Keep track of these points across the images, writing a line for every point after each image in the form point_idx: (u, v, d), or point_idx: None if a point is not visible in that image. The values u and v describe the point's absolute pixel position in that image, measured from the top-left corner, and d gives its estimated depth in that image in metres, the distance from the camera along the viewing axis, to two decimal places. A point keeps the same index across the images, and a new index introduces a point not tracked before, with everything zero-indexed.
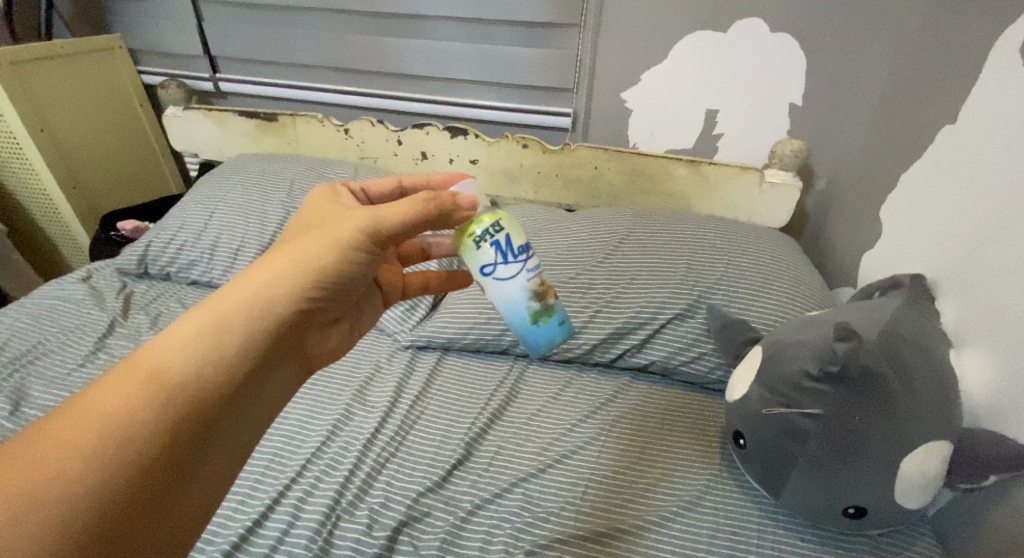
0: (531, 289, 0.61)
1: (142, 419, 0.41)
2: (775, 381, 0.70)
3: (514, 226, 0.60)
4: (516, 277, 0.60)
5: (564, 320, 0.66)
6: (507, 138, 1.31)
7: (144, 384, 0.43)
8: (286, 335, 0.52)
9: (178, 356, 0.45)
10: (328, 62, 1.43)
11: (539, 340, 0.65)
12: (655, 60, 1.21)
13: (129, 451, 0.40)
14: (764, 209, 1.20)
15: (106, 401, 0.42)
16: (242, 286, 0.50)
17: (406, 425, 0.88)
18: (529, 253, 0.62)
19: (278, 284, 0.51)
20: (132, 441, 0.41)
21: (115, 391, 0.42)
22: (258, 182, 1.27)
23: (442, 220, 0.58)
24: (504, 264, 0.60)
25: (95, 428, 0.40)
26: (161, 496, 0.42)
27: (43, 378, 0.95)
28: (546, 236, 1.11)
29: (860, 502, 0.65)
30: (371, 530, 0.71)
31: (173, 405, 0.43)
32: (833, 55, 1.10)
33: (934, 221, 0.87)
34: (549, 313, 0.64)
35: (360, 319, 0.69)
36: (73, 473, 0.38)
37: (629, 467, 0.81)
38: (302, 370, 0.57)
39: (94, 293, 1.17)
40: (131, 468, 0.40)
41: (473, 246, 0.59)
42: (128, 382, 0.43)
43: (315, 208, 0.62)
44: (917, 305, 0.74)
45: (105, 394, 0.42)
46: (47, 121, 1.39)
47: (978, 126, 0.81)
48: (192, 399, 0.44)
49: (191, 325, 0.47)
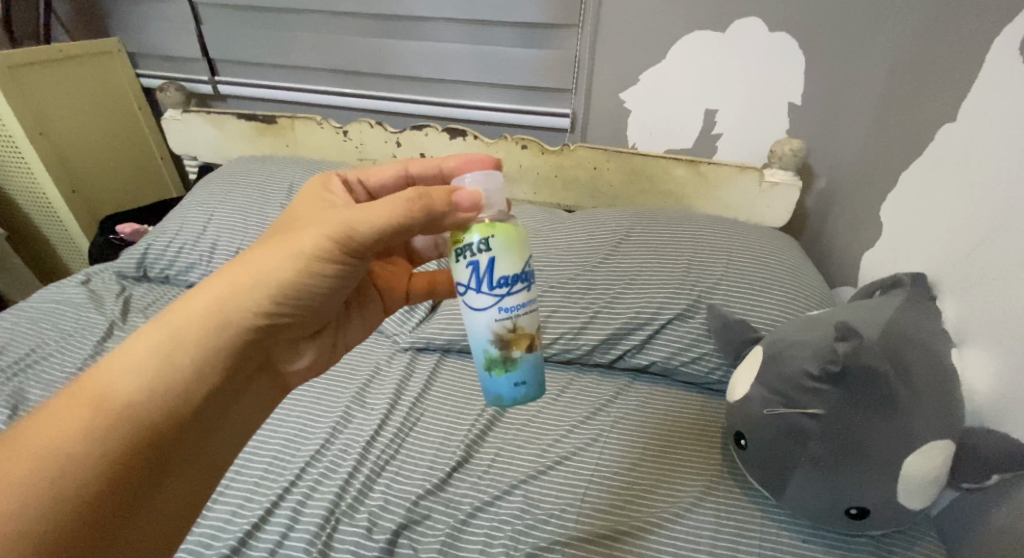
0: (496, 331, 0.52)
1: (97, 441, 0.43)
2: (776, 381, 0.70)
3: (505, 251, 0.50)
4: (484, 311, 0.52)
5: (534, 378, 0.55)
6: (506, 138, 1.31)
7: (100, 404, 0.44)
8: (251, 352, 0.52)
9: (136, 375, 0.46)
10: (326, 64, 1.43)
11: (490, 390, 0.55)
12: (654, 60, 1.21)
13: (84, 472, 0.42)
14: (765, 208, 1.19)
15: (71, 410, 0.43)
16: (204, 300, 0.50)
17: (404, 429, 0.87)
18: (513, 288, 0.51)
19: (240, 298, 0.50)
20: (91, 452, 0.42)
21: (73, 410, 0.43)
22: (257, 185, 1.27)
23: (435, 222, 0.52)
24: (476, 291, 0.51)
25: (49, 452, 0.41)
26: (121, 513, 0.44)
27: (42, 382, 0.95)
28: (545, 237, 1.11)
29: (863, 503, 0.64)
30: (371, 533, 0.70)
31: (129, 427, 0.44)
32: (831, 54, 1.10)
33: (935, 219, 0.87)
34: (513, 366, 0.54)
35: (348, 327, 0.68)
36: (27, 496, 0.39)
37: (629, 468, 0.81)
38: (270, 386, 0.58)
39: (93, 296, 1.17)
40: (86, 489, 0.42)
41: (455, 258, 0.52)
42: (85, 402, 0.44)
43: (294, 207, 0.60)
44: (919, 304, 0.74)
45: (64, 412, 0.43)
46: (46, 124, 1.39)
47: (978, 124, 0.81)
48: (148, 421, 0.45)
49: (155, 338, 0.48)
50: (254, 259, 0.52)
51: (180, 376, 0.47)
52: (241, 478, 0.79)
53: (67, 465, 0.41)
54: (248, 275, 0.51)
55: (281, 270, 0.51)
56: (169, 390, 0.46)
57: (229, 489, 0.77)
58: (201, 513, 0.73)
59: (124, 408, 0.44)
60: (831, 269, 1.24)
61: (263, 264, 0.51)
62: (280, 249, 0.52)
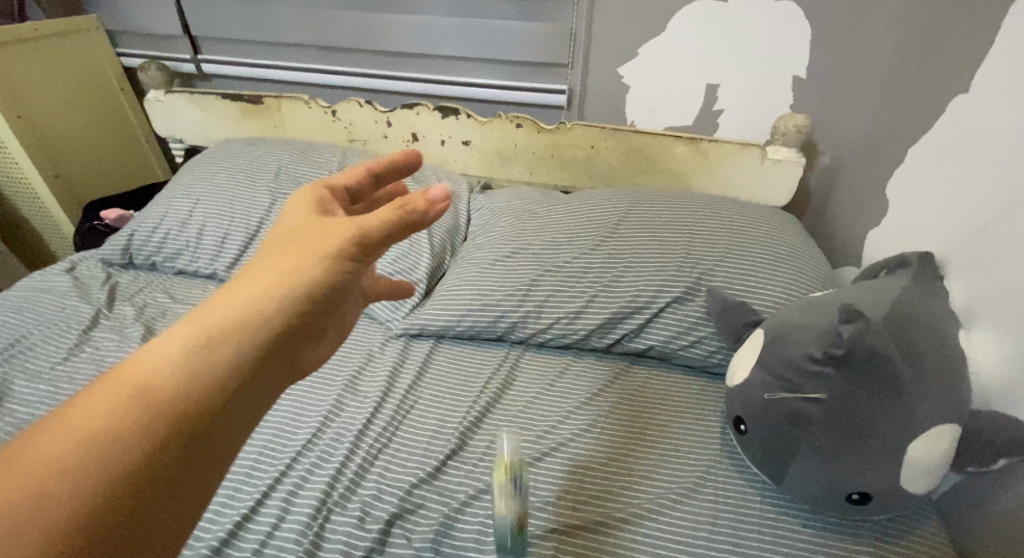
0: None
1: (110, 448, 0.30)
2: (778, 365, 0.68)
3: None
4: None
5: None
6: (500, 117, 1.26)
7: (127, 394, 0.32)
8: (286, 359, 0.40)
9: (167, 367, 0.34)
10: (313, 41, 1.38)
11: None
12: (653, 33, 1.16)
13: (90, 485, 0.29)
14: (767, 187, 1.16)
15: (83, 414, 0.31)
16: (238, 291, 0.39)
17: (399, 416, 0.86)
18: None
19: (270, 285, 0.39)
20: (111, 464, 0.30)
21: (92, 405, 0.32)
22: (245, 168, 1.24)
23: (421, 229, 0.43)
24: None
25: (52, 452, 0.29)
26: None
27: (27, 371, 0.92)
28: (541, 219, 1.08)
29: (865, 489, 0.63)
30: (363, 523, 0.68)
31: (152, 427, 0.32)
32: (838, 24, 1.05)
33: (947, 195, 0.83)
34: None
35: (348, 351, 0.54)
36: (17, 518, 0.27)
37: (627, 454, 0.79)
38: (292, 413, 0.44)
39: (78, 284, 1.14)
40: (74, 517, 0.28)
41: None
42: (108, 396, 0.32)
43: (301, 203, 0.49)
44: (928, 283, 0.71)
45: (79, 412, 0.31)
46: (25, 106, 1.34)
47: (993, 95, 0.77)
48: (175, 426, 0.33)
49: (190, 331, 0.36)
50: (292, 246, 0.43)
51: (208, 370, 0.34)
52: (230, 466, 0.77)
53: (68, 473, 0.29)
54: (283, 260, 0.41)
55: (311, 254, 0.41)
56: (196, 385, 0.34)
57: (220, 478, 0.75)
58: None
59: (152, 400, 0.32)
60: (835, 250, 1.21)
61: (293, 249, 0.41)
62: (309, 238, 0.42)
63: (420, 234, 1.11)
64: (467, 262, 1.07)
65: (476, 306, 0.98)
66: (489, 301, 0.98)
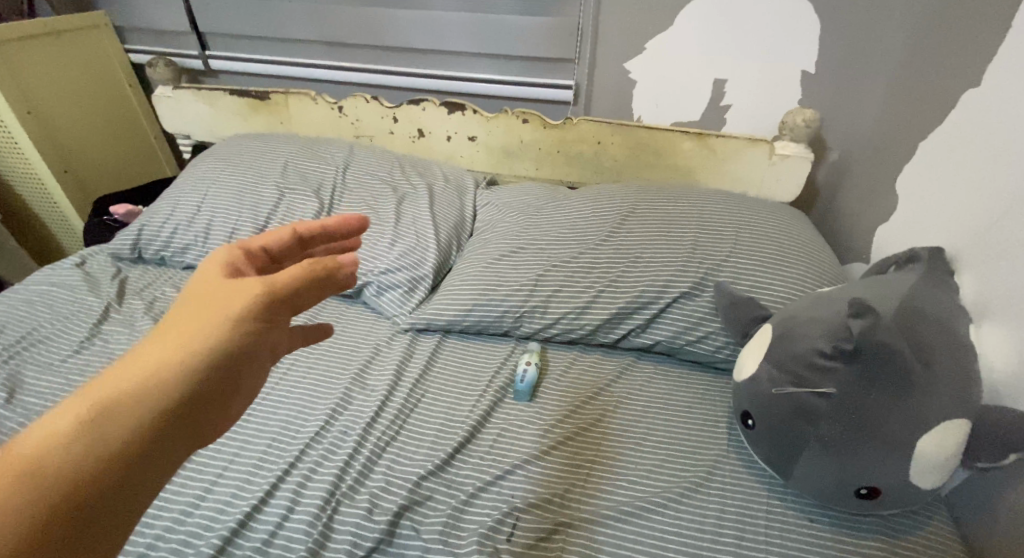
0: None
1: None
2: (786, 360, 0.68)
3: None
4: None
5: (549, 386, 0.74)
6: (506, 112, 1.26)
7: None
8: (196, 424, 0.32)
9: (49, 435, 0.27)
10: (319, 37, 1.38)
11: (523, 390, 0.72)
12: (662, 27, 1.16)
13: None
14: (774, 182, 1.16)
15: None
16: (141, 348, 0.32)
17: (406, 408, 0.86)
18: None
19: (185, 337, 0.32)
20: None
21: None
22: (253, 163, 1.24)
23: (335, 285, 0.40)
24: None
25: None
26: None
27: (38, 363, 0.93)
28: (547, 214, 1.08)
29: (874, 484, 0.62)
30: (372, 514, 0.69)
31: (16, 517, 0.24)
32: (848, 18, 1.04)
33: (960, 190, 0.82)
34: None
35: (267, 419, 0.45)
36: None
37: (633, 448, 0.80)
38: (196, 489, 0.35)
39: (88, 278, 1.15)
40: None
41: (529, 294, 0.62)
42: None
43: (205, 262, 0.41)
44: (938, 278, 0.71)
45: None
46: (35, 102, 1.35)
47: (1005, 88, 0.76)
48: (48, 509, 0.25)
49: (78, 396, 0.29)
50: (204, 295, 0.36)
51: (101, 441, 0.27)
52: (240, 458, 0.78)
53: None
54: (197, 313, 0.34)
55: (232, 305, 0.35)
56: (86, 458, 0.27)
57: (229, 470, 0.75)
58: (199, 496, 0.71)
59: (23, 480, 0.25)
60: (843, 246, 1.21)
61: (210, 300, 0.35)
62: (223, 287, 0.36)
63: (427, 229, 1.11)
64: (473, 257, 1.07)
65: (482, 301, 0.98)
66: (495, 296, 0.98)
